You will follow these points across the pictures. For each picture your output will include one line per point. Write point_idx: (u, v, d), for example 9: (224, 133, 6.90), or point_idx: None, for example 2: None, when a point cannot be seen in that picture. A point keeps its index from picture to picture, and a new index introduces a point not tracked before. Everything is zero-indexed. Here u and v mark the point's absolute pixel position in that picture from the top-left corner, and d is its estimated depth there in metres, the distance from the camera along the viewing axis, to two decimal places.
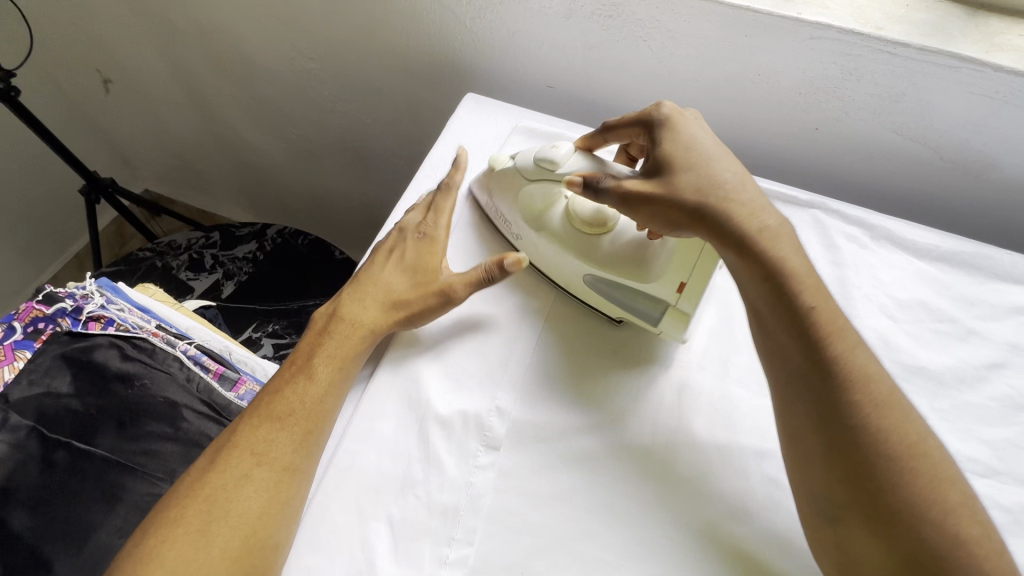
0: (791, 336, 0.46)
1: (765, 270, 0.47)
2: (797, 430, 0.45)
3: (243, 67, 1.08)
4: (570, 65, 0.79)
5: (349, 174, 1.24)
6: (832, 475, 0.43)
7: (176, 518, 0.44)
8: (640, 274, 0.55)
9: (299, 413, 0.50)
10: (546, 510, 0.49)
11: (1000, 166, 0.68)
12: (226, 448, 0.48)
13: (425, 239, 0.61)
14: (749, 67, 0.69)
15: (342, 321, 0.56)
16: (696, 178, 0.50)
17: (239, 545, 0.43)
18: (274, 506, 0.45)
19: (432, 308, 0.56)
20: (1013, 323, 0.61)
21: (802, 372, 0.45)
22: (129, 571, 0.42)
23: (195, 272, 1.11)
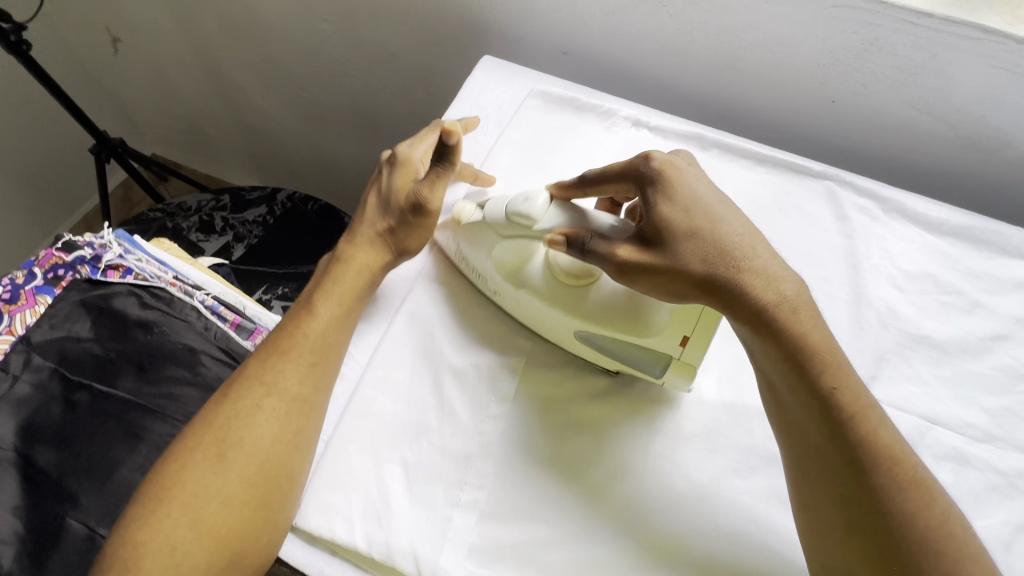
0: (808, 415, 0.44)
1: (784, 349, 0.45)
2: (812, 502, 0.44)
3: (256, 28, 1.07)
4: (587, 29, 0.79)
5: (360, 141, 1.24)
6: (850, 549, 0.42)
7: (193, 449, 0.47)
8: (640, 328, 0.49)
9: (303, 346, 0.51)
10: (555, 462, 0.50)
11: (1017, 142, 0.68)
12: (237, 381, 0.50)
13: (397, 162, 0.59)
14: (770, 37, 0.69)
15: (338, 260, 0.56)
16: (703, 246, 0.46)
17: (255, 471, 0.46)
18: (285, 435, 0.47)
19: (417, 226, 0.57)
20: (1019, 298, 0.62)
21: (822, 450, 0.43)
22: (156, 492, 0.46)
23: (205, 234, 1.12)
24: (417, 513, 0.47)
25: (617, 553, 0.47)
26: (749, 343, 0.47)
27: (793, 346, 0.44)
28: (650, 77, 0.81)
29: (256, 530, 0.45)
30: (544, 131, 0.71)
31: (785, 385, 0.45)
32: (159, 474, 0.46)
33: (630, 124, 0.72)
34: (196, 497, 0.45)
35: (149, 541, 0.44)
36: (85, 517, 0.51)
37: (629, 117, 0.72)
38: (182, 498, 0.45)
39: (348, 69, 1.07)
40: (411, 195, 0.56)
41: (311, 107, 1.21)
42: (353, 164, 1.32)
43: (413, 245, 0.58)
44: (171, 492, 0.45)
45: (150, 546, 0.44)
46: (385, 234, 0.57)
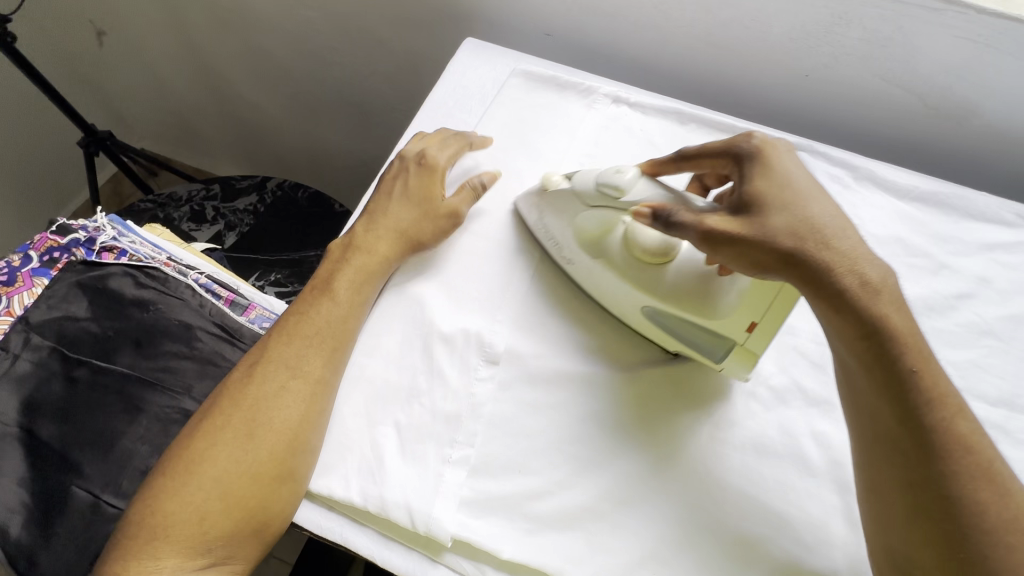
0: (882, 397, 0.42)
1: (863, 327, 0.43)
2: (877, 486, 0.43)
3: (242, 18, 1.08)
4: (567, 10, 0.81)
5: (349, 129, 1.25)
6: (916, 536, 0.41)
7: (223, 427, 0.49)
8: (709, 309, 0.50)
9: (325, 331, 0.53)
10: (543, 421, 0.52)
11: (982, 112, 0.71)
12: (263, 364, 0.52)
13: (424, 168, 0.63)
14: (744, 12, 0.71)
15: (358, 250, 0.59)
16: (789, 223, 0.45)
17: (283, 449, 0.48)
18: (311, 415, 0.50)
19: (444, 228, 0.61)
20: (983, 259, 0.65)
21: (890, 433, 0.42)
22: (184, 468, 0.48)
23: (196, 224, 1.12)
24: (409, 470, 0.49)
25: (600, 499, 0.49)
26: (823, 322, 0.46)
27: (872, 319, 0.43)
28: (630, 55, 0.83)
29: (281, 501, 0.47)
30: (527, 109, 0.73)
31: (860, 362, 0.44)
32: (189, 450, 0.48)
33: (610, 101, 0.74)
34: (224, 470, 0.47)
35: (180, 510, 0.46)
36: (89, 485, 0.53)
37: (609, 94, 0.74)
38: (212, 473, 0.47)
39: (338, 58, 1.08)
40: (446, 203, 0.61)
41: (300, 96, 1.22)
42: (343, 153, 1.33)
43: (431, 241, 0.60)
44: (203, 465, 0.47)
45: (180, 514, 0.46)
46: (409, 231, 0.60)
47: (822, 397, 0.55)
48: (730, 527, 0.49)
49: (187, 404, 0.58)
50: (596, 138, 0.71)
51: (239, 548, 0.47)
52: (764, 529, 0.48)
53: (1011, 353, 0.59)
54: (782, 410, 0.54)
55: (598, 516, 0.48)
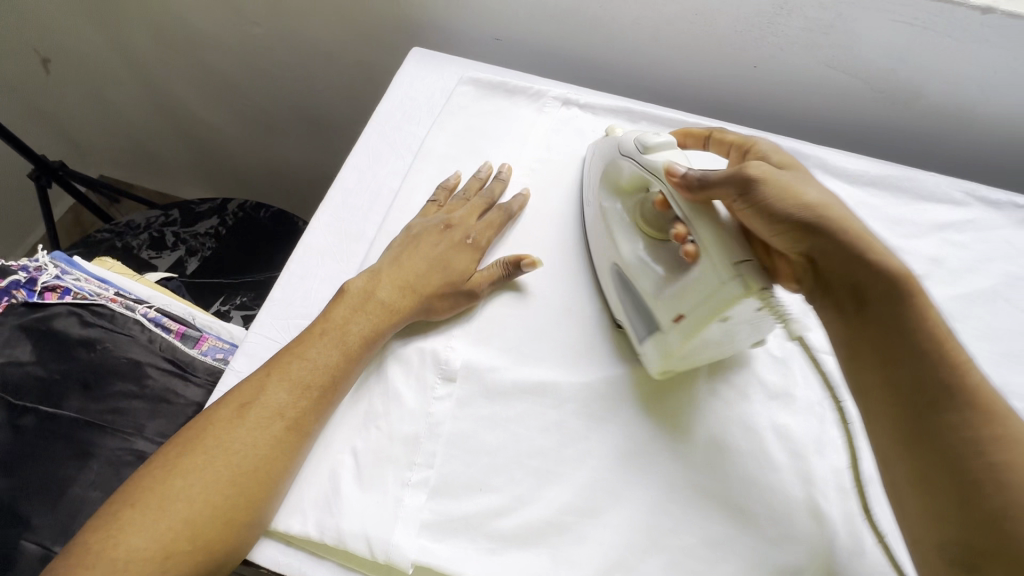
0: (916, 356, 0.41)
1: (889, 287, 0.42)
2: (916, 468, 0.40)
3: (190, 38, 1.06)
4: (514, 14, 0.80)
5: (309, 144, 1.23)
6: (963, 516, 0.37)
7: (204, 463, 0.45)
8: (656, 285, 0.51)
9: (328, 384, 0.50)
10: (504, 438, 0.51)
11: (926, 93, 0.72)
12: (255, 407, 0.48)
13: (469, 246, 0.59)
14: (687, 7, 0.71)
15: (373, 298, 0.55)
16: (818, 189, 0.47)
17: (262, 498, 0.45)
18: (292, 470, 0.48)
19: (456, 304, 0.56)
20: (935, 239, 0.66)
21: (925, 399, 0.40)
22: (147, 507, 0.43)
23: (156, 251, 1.10)
24: (367, 497, 0.48)
25: (565, 512, 0.48)
26: (845, 289, 0.44)
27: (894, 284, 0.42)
28: (580, 55, 0.82)
29: (240, 543, 0.45)
30: (478, 116, 0.72)
31: (877, 337, 0.42)
32: (160, 484, 0.44)
33: (560, 104, 0.73)
34: (196, 509, 0.43)
35: (141, 547, 0.41)
36: (40, 537, 0.50)
37: (558, 97, 0.73)
38: (181, 514, 0.43)
39: (291, 74, 1.07)
40: (468, 280, 0.57)
41: (257, 114, 1.20)
42: (306, 169, 1.31)
43: (443, 313, 0.56)
44: (174, 503, 0.43)
45: (140, 556, 0.41)
46: (426, 298, 0.55)
47: (780, 389, 0.55)
48: (696, 529, 0.48)
49: (140, 444, 0.56)
50: (548, 141, 0.71)
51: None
52: (730, 528, 0.48)
53: (964, 331, 0.60)
54: (742, 407, 0.54)
55: (562, 529, 0.48)
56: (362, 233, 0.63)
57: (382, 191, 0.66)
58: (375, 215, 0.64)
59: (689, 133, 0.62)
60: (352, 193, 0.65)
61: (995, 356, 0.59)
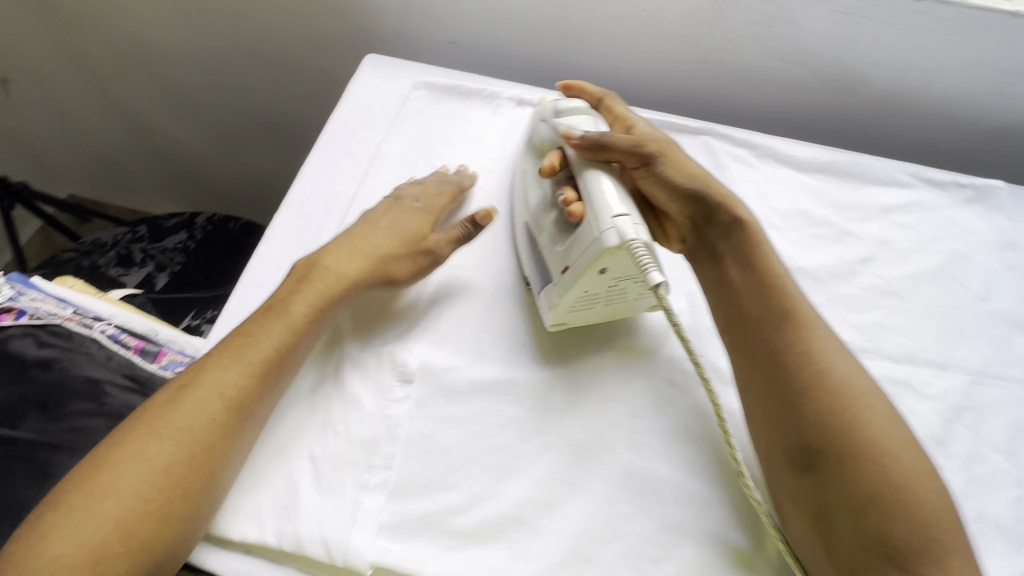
0: (769, 297, 0.52)
1: (750, 244, 0.55)
2: (769, 391, 0.49)
3: (149, 52, 1.06)
4: (468, 18, 0.81)
5: (275, 155, 1.23)
6: (800, 425, 0.46)
7: (136, 455, 0.44)
8: (553, 239, 0.54)
9: (270, 361, 0.50)
10: (462, 436, 0.52)
11: (869, 80, 0.74)
12: (190, 392, 0.47)
13: (420, 211, 0.61)
14: (634, 5, 0.73)
15: (322, 267, 0.56)
16: (694, 164, 0.58)
17: (201, 483, 0.45)
18: (234, 452, 0.47)
19: (421, 265, 0.58)
20: (882, 222, 0.68)
21: (777, 331, 0.50)
22: (80, 506, 0.42)
23: (124, 268, 1.07)
24: (326, 502, 0.48)
25: (523, 506, 0.49)
26: (722, 245, 0.56)
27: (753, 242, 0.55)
28: (536, 56, 0.83)
29: (181, 535, 0.44)
30: (432, 120, 0.72)
31: (745, 282, 0.54)
32: (91, 482, 0.43)
33: (514, 104, 0.74)
34: (130, 502, 0.42)
35: (73, 549, 0.40)
36: None
37: (512, 98, 0.74)
38: (114, 511, 0.42)
39: (254, 85, 1.07)
40: (427, 241, 0.59)
41: (222, 126, 1.19)
42: (275, 180, 1.30)
43: (406, 280, 0.57)
44: (105, 500, 0.42)
45: (70, 559, 0.40)
46: (387, 259, 0.57)
47: (732, 374, 0.56)
48: (653, 515, 0.49)
49: None
50: (502, 142, 0.71)
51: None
52: (686, 513, 0.49)
53: (910, 309, 0.62)
54: (697, 395, 0.55)
55: (521, 523, 0.48)
56: (318, 240, 0.63)
57: (337, 198, 0.66)
58: (330, 222, 0.64)
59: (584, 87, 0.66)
60: (308, 201, 0.66)
61: (941, 332, 0.61)
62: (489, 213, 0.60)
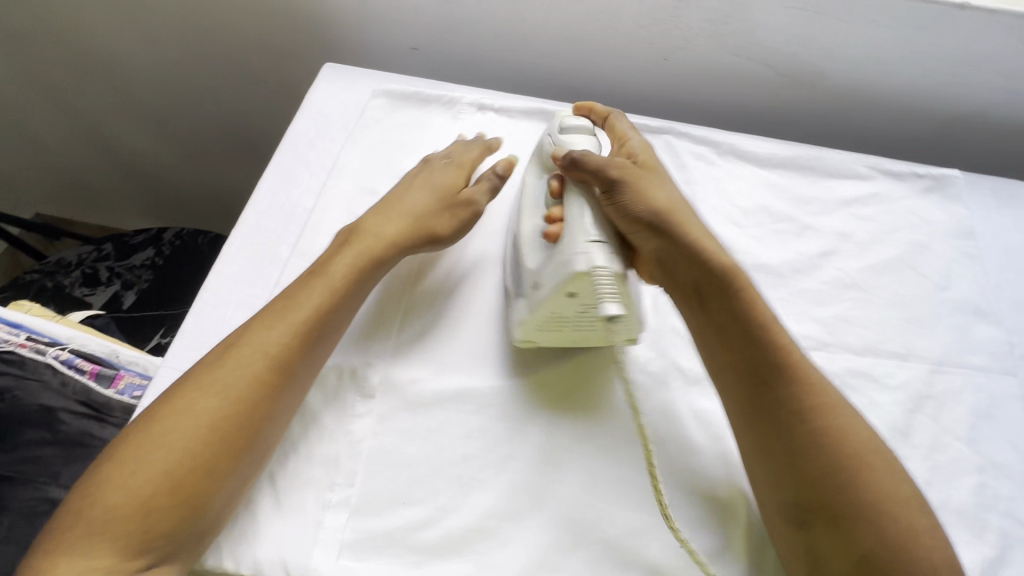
0: (753, 342, 0.48)
1: (723, 288, 0.49)
2: (761, 442, 0.46)
3: (106, 67, 1.03)
4: (427, 22, 0.80)
5: (243, 167, 1.21)
6: (794, 479, 0.44)
7: (187, 410, 0.45)
8: (529, 257, 0.54)
9: (312, 320, 0.50)
10: (426, 448, 0.51)
11: (827, 74, 0.75)
12: (235, 350, 0.48)
13: (451, 166, 0.63)
14: (591, 6, 0.72)
15: (364, 232, 0.57)
16: (668, 196, 0.53)
17: (245, 439, 0.45)
18: (277, 410, 0.47)
19: (460, 217, 0.60)
20: (842, 215, 0.69)
21: (766, 379, 0.47)
22: (131, 460, 0.42)
23: (91, 288, 1.05)
24: (287, 523, 0.47)
25: (487, 517, 0.48)
26: (691, 285, 0.51)
27: (727, 287, 0.49)
28: (498, 60, 0.83)
29: (223, 490, 0.44)
30: (392, 128, 0.71)
31: (721, 323, 0.49)
32: (145, 434, 0.44)
33: (475, 109, 0.74)
34: (178, 455, 0.43)
35: (123, 501, 0.41)
36: None
37: (473, 103, 0.74)
38: (162, 463, 0.42)
39: (218, 96, 1.05)
40: (464, 194, 0.61)
41: (186, 139, 1.17)
42: (245, 191, 1.28)
43: (449, 237, 0.60)
44: (156, 453, 0.43)
45: (124, 508, 0.41)
46: (426, 214, 0.59)
47: (697, 373, 0.56)
48: (620, 520, 0.49)
49: (54, 492, 0.55)
50: None
51: (180, 546, 0.42)
52: (653, 517, 0.49)
53: (872, 301, 0.62)
54: (661, 397, 0.55)
55: (486, 534, 0.48)
56: (277, 255, 0.62)
57: (296, 210, 0.65)
58: (288, 236, 0.63)
59: (593, 109, 0.65)
60: (266, 216, 0.64)
61: (902, 323, 0.61)
62: (512, 162, 0.63)
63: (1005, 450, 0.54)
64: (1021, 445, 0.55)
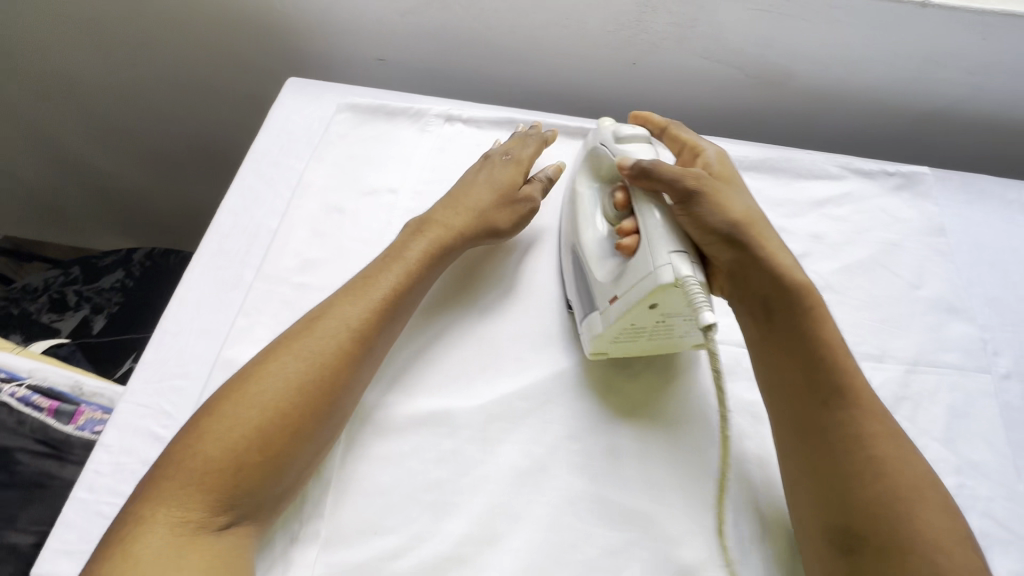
0: (819, 362, 0.47)
1: (792, 304, 0.49)
2: (813, 460, 0.45)
3: (63, 84, 0.99)
4: (392, 33, 0.79)
5: (212, 180, 1.17)
6: (844, 502, 0.43)
7: (276, 372, 0.46)
8: (599, 268, 0.54)
9: (389, 297, 0.52)
10: (398, 475, 0.50)
11: (794, 74, 0.74)
12: (320, 322, 0.50)
13: (511, 162, 0.64)
14: (556, 12, 0.72)
15: (432, 220, 0.59)
16: (744, 209, 0.52)
17: (326, 405, 0.47)
18: (356, 383, 0.49)
19: (519, 213, 0.61)
20: (815, 216, 0.68)
21: (827, 401, 0.46)
22: (225, 415, 0.44)
23: (59, 313, 1.02)
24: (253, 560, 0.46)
25: (462, 544, 0.47)
26: (758, 299, 0.50)
27: (798, 306, 0.49)
28: (465, 69, 0.82)
29: (300, 453, 0.45)
30: (359, 143, 0.70)
31: (787, 342, 0.48)
32: (240, 392, 0.46)
33: (443, 121, 0.72)
34: (269, 412, 0.45)
35: (217, 453, 0.43)
36: None
37: (440, 114, 0.72)
38: (253, 419, 0.44)
39: (178, 107, 1.02)
40: (522, 190, 0.62)
41: (151, 155, 1.12)
42: (213, 205, 1.23)
43: (509, 231, 0.61)
44: (244, 415, 0.44)
45: (219, 460, 0.43)
46: (488, 210, 0.60)
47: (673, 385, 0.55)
48: (598, 540, 0.48)
49: (12, 537, 0.53)
50: (433, 161, 0.69)
51: (257, 506, 0.44)
52: (632, 535, 0.48)
53: (846, 303, 0.62)
54: (635, 413, 0.54)
55: (462, 561, 0.47)
56: (242, 279, 0.60)
57: (261, 231, 0.64)
58: (253, 259, 0.62)
59: (649, 120, 0.63)
60: (229, 238, 0.63)
61: (876, 324, 0.61)
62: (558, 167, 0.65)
63: (982, 450, 0.54)
64: (998, 443, 0.55)
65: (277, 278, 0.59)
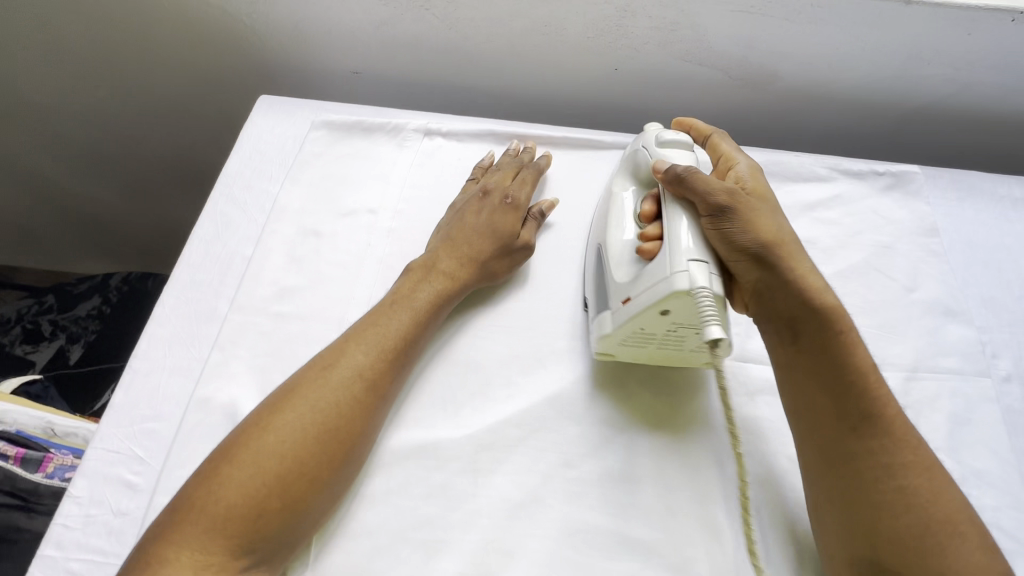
0: (848, 389, 0.45)
1: (822, 328, 0.46)
2: (837, 489, 0.44)
3: (27, 108, 0.96)
4: (368, 46, 0.77)
5: (187, 201, 1.13)
6: (867, 533, 0.42)
7: (287, 421, 0.44)
8: (619, 269, 0.52)
9: (399, 343, 0.51)
10: (386, 513, 0.48)
11: (779, 75, 0.73)
12: (331, 368, 0.48)
13: (511, 207, 0.61)
14: (535, 20, 0.70)
15: (437, 260, 0.57)
16: (775, 227, 0.50)
17: (340, 455, 0.45)
18: (366, 436, 0.47)
19: (513, 262, 0.60)
20: (806, 220, 0.67)
21: (858, 428, 0.44)
22: (234, 464, 0.42)
23: (34, 344, 0.98)
24: None
25: None
26: (786, 320, 0.48)
27: (828, 330, 0.46)
28: (444, 80, 0.80)
29: (311, 499, 0.43)
30: (335, 162, 0.67)
31: (814, 368, 0.46)
32: (253, 437, 0.43)
33: (422, 135, 0.70)
34: (281, 462, 0.43)
35: (229, 502, 0.41)
36: None
37: (419, 128, 0.70)
38: (265, 465, 0.42)
39: (145, 122, 0.98)
40: (518, 236, 0.60)
41: (123, 178, 1.08)
42: (188, 226, 1.18)
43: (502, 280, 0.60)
44: (266, 454, 0.43)
45: (233, 509, 0.41)
46: (484, 261, 0.58)
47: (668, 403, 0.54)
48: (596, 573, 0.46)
49: None
50: (412, 178, 0.67)
51: (277, 549, 0.42)
52: (632, 565, 0.46)
53: None
54: (632, 435, 0.52)
55: None
56: (216, 311, 0.58)
57: (235, 259, 0.61)
58: (228, 289, 0.59)
59: (693, 128, 0.62)
60: (201, 267, 0.60)
61: (873, 330, 0.59)
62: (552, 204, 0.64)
63: (986, 458, 0.53)
64: (1002, 450, 0.53)
65: (254, 308, 0.57)
